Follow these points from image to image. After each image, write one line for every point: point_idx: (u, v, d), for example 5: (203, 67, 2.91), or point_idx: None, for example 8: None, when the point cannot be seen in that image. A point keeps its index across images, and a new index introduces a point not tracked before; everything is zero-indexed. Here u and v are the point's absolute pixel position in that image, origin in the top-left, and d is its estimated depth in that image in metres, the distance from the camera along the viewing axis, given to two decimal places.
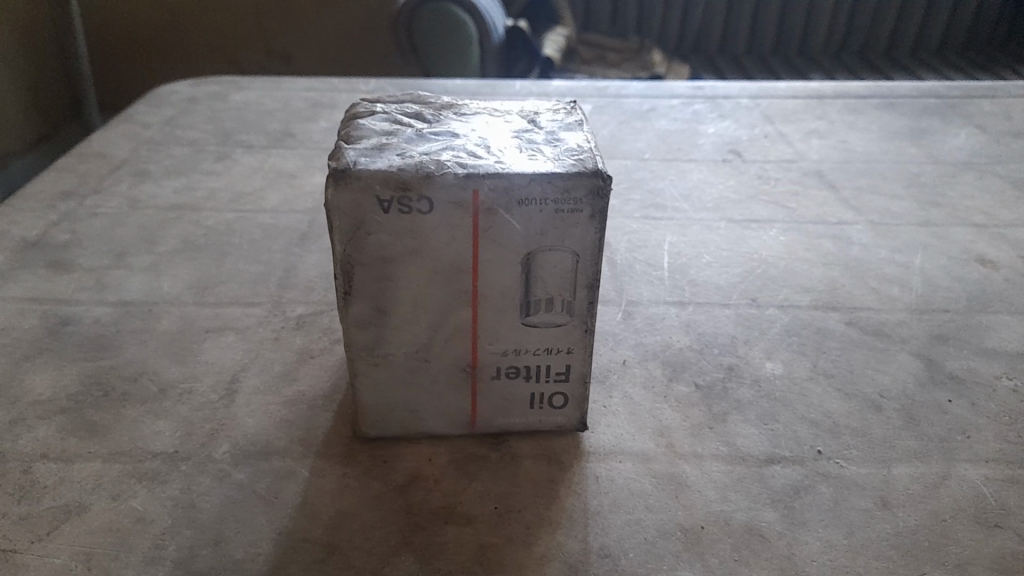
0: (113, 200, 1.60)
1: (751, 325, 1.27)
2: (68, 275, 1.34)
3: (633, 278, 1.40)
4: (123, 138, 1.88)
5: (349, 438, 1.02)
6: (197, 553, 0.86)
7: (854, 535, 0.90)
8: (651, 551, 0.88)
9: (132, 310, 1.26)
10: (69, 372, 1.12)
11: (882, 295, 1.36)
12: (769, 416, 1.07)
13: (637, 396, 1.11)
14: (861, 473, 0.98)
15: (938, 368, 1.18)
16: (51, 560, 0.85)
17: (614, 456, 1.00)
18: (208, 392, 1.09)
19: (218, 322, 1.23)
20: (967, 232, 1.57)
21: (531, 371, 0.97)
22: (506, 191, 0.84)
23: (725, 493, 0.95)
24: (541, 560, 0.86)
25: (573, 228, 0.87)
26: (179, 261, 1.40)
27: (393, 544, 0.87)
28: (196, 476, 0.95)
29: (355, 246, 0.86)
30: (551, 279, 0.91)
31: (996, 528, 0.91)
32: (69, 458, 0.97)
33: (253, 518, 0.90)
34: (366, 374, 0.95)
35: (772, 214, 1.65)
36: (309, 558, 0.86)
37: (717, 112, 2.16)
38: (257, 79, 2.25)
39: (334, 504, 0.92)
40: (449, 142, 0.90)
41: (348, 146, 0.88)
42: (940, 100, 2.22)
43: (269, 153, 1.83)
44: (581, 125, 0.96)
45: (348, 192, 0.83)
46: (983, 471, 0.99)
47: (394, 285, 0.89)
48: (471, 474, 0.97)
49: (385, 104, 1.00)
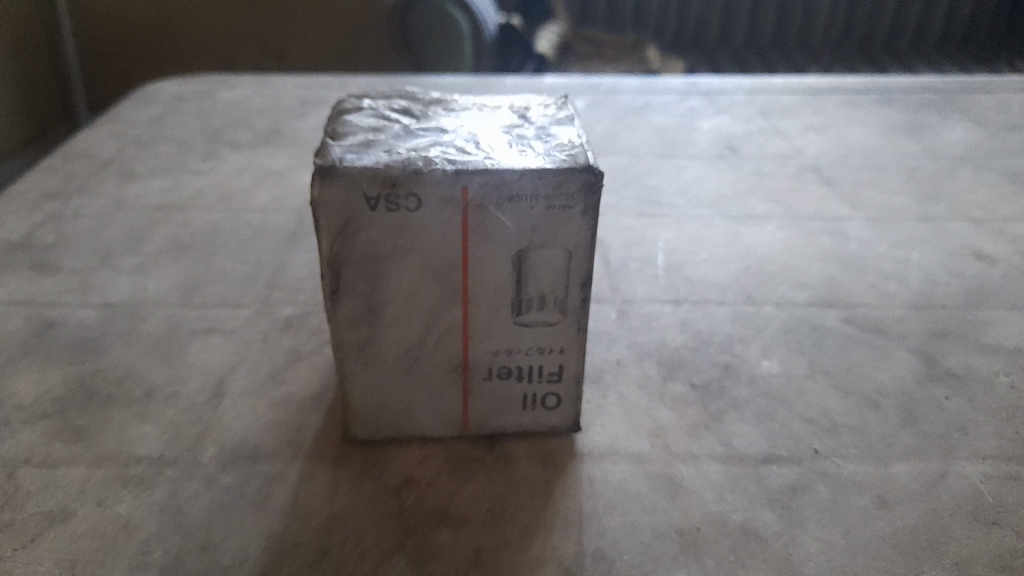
0: (100, 201, 1.58)
1: (748, 323, 1.26)
2: (54, 277, 1.32)
3: (629, 276, 1.39)
4: (110, 138, 1.86)
5: (339, 439, 1.00)
6: (184, 559, 0.84)
7: (852, 535, 0.88)
8: (646, 553, 0.86)
9: (119, 312, 1.24)
10: (54, 375, 1.10)
11: (881, 292, 1.35)
12: (766, 415, 1.06)
13: (632, 395, 1.10)
14: (859, 471, 0.97)
15: (936, 364, 1.16)
16: (35, 567, 0.83)
17: (609, 456, 0.99)
18: (195, 395, 1.07)
19: (206, 324, 1.22)
20: (966, 227, 1.56)
21: (524, 371, 0.95)
22: (496, 187, 0.83)
23: (722, 493, 0.94)
24: (536, 563, 0.85)
25: (565, 225, 0.86)
26: (167, 262, 1.38)
27: (384, 547, 0.86)
28: (183, 480, 0.94)
29: (343, 244, 0.85)
30: (543, 277, 0.89)
31: (995, 525, 0.89)
32: (53, 463, 0.96)
33: (242, 523, 0.88)
34: (355, 375, 0.93)
35: (769, 210, 1.63)
36: (298, 562, 0.84)
37: (712, 107, 2.14)
38: (248, 77, 2.23)
39: (325, 507, 0.91)
40: (439, 138, 0.88)
41: (334, 142, 0.86)
42: (938, 95, 2.20)
43: (259, 152, 1.81)
44: (573, 120, 0.94)
45: (334, 189, 0.81)
46: (981, 468, 0.97)
47: (383, 283, 0.88)
48: (464, 476, 0.95)
49: (373, 100, 0.99)
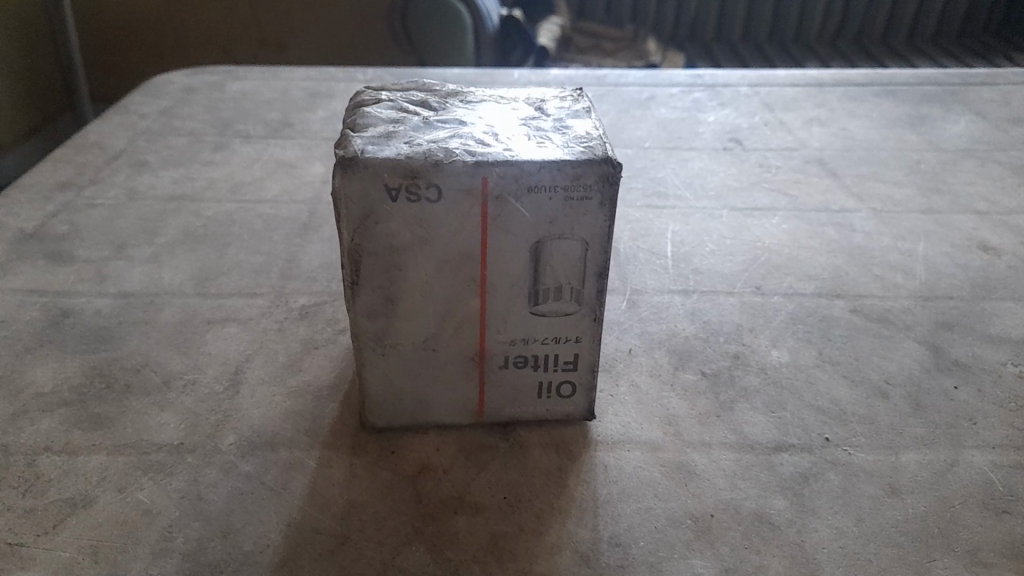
0: (111, 191, 1.59)
1: (755, 313, 1.27)
2: (67, 267, 1.33)
3: (637, 267, 1.40)
4: (119, 129, 1.86)
5: (356, 428, 1.01)
6: (205, 546, 0.85)
7: (864, 522, 0.90)
8: (661, 539, 0.87)
9: (134, 302, 1.25)
10: (70, 364, 1.11)
11: (887, 283, 1.36)
12: (776, 404, 1.07)
13: (643, 384, 1.11)
14: (870, 460, 0.98)
15: (943, 354, 1.18)
16: (58, 554, 0.84)
17: (622, 445, 1.00)
18: (212, 383, 1.08)
19: (221, 313, 1.22)
20: (969, 218, 1.57)
21: (539, 360, 0.96)
22: (516, 179, 0.84)
23: (734, 481, 0.95)
24: (552, 549, 0.86)
25: (583, 216, 0.87)
26: (179, 251, 1.39)
27: (403, 534, 0.87)
28: (203, 467, 0.95)
29: (363, 235, 0.86)
30: (559, 268, 0.90)
31: (1005, 513, 0.91)
32: (73, 451, 0.97)
33: (262, 510, 0.90)
34: (374, 364, 0.95)
35: (774, 202, 1.64)
36: (319, 549, 0.85)
37: (717, 100, 2.15)
38: (254, 69, 2.23)
39: (342, 494, 0.92)
40: (457, 130, 0.89)
41: (354, 134, 0.87)
42: (939, 88, 2.21)
43: (267, 143, 1.82)
44: (589, 113, 0.95)
45: (355, 180, 0.82)
46: (990, 457, 0.99)
47: (401, 274, 0.89)
48: (479, 464, 0.96)
49: (390, 92, 0.99)
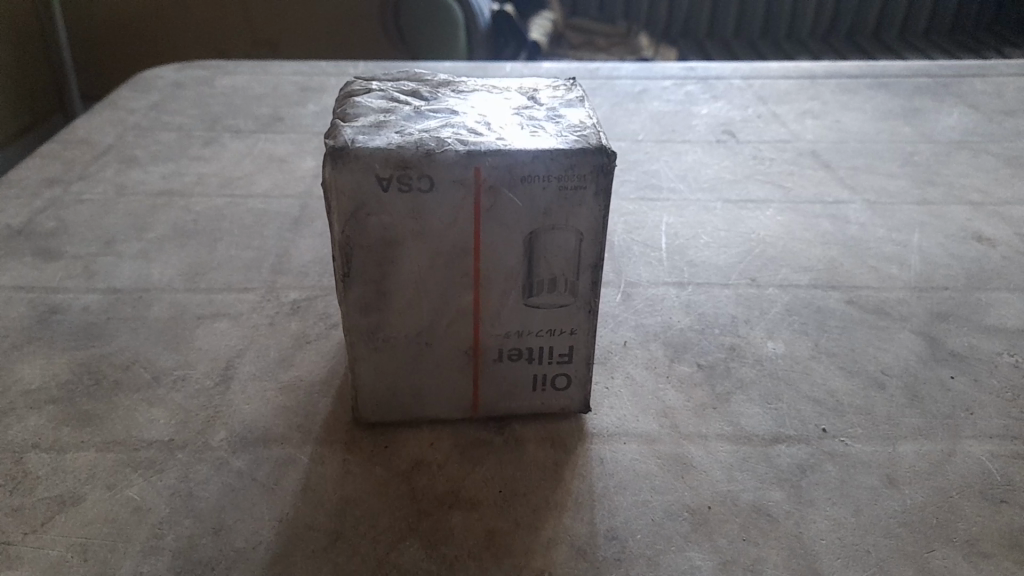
0: (99, 187, 1.57)
1: (751, 305, 1.26)
2: (55, 263, 1.31)
3: (632, 260, 1.39)
4: (108, 124, 1.84)
5: (349, 424, 1.00)
6: (196, 543, 0.84)
7: (862, 514, 0.89)
8: (659, 533, 0.87)
9: (123, 298, 1.23)
10: (58, 361, 1.09)
11: (882, 274, 1.36)
12: (772, 396, 1.06)
13: (639, 376, 1.10)
14: (868, 451, 0.98)
15: (939, 345, 1.17)
16: (45, 552, 0.83)
17: (617, 438, 0.99)
18: (202, 379, 1.07)
19: (212, 309, 1.21)
20: (963, 209, 1.57)
21: (533, 353, 0.95)
22: (509, 169, 0.83)
23: (732, 473, 0.94)
24: (548, 543, 0.85)
25: (577, 206, 0.86)
26: (169, 247, 1.37)
27: (398, 530, 0.86)
28: (194, 464, 0.94)
29: (354, 227, 0.84)
30: (554, 259, 0.89)
31: (1003, 503, 0.91)
32: (62, 448, 0.95)
33: (255, 506, 0.88)
34: (367, 358, 0.93)
35: (769, 194, 1.64)
36: (313, 545, 0.84)
37: (710, 93, 2.14)
38: (243, 63, 2.21)
39: (336, 490, 0.91)
40: (449, 120, 0.88)
41: (345, 123, 0.85)
42: (932, 80, 2.21)
43: (258, 138, 1.80)
44: (582, 102, 0.94)
45: (346, 171, 0.81)
46: (989, 447, 0.98)
47: (395, 267, 0.87)
48: (475, 459, 0.95)
49: (380, 82, 0.98)
